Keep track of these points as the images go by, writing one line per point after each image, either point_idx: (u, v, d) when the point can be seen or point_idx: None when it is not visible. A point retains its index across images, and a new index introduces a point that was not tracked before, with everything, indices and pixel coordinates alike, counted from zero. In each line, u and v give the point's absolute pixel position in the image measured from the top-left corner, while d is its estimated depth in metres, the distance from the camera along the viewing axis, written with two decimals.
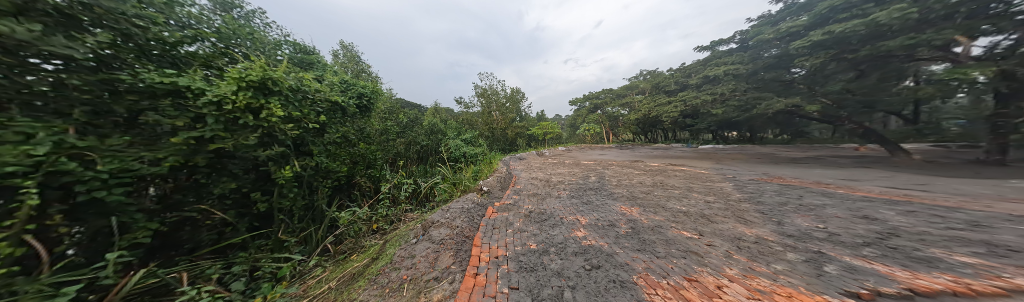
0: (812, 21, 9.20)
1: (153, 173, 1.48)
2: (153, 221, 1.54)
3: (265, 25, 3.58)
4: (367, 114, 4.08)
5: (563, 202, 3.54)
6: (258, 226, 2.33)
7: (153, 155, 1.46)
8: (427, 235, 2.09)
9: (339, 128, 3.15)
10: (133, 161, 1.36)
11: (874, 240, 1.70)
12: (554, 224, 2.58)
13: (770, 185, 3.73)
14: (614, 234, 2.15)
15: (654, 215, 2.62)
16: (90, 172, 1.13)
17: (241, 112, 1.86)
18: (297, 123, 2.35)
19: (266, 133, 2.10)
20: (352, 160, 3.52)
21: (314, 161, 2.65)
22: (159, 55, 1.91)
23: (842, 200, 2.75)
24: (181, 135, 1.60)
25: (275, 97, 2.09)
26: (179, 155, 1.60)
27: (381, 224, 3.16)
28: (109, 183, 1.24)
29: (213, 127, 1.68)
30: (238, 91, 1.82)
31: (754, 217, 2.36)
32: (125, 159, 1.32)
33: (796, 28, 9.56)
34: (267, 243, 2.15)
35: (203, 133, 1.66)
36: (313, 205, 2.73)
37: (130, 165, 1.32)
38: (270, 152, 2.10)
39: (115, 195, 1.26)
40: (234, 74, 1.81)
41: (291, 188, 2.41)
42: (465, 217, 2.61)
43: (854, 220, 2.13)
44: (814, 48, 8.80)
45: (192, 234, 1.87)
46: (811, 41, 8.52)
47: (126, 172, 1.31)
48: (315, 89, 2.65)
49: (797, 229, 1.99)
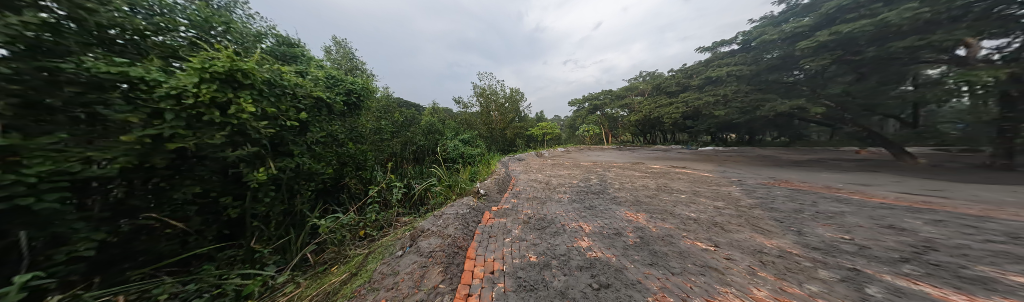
0: (818, 22, 9.13)
1: (97, 177, 1.25)
2: (99, 232, 1.30)
3: (247, 16, 3.33)
4: (357, 112, 3.86)
5: (564, 207, 3.34)
6: (228, 234, 2.12)
7: (100, 155, 1.24)
8: (415, 246, 1.87)
9: (325, 127, 2.92)
10: (74, 162, 1.14)
11: (913, 255, 1.51)
12: (554, 232, 2.38)
13: (780, 190, 3.56)
14: (621, 245, 1.96)
15: (663, 223, 2.44)
16: (11, 175, 0.89)
17: (205, 107, 1.65)
18: (273, 121, 2.11)
19: (236, 131, 1.88)
20: (339, 161, 3.31)
21: (296, 163, 2.44)
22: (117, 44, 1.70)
23: (860, 207, 2.59)
24: (135, 133, 1.38)
25: (247, 91, 1.87)
26: (132, 156, 1.38)
27: (368, 230, 2.95)
28: (39, 188, 1.00)
29: (172, 124, 1.46)
30: (200, 83, 1.60)
31: (771, 226, 2.18)
32: (59, 159, 1.08)
33: (801, 29, 9.45)
34: (237, 253, 1.95)
35: (159, 130, 1.45)
36: (294, 210, 2.53)
37: (68, 166, 1.09)
38: (241, 152, 1.89)
39: (46, 203, 1.02)
40: (197, 64, 1.59)
41: (268, 192, 2.21)
42: (459, 225, 2.40)
43: (881, 230, 1.95)
44: (819, 50, 8.69)
45: (149, 245, 1.62)
46: (817, 41, 8.43)
47: (62, 175, 1.08)
48: (295, 83, 2.40)
49: (822, 241, 1.80)
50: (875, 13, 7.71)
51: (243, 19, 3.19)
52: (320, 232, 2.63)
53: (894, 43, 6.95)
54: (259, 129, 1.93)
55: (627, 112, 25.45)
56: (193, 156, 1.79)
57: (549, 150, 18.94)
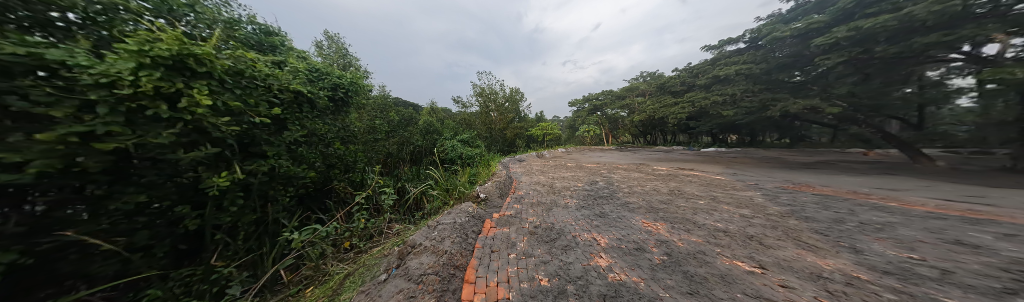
0: (834, 17, 8.83)
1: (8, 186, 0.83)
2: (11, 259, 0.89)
3: (223, 2, 2.99)
4: (345, 109, 3.52)
5: (573, 214, 3.04)
6: (187, 250, 1.70)
7: (15, 155, 0.83)
8: (403, 267, 1.55)
9: (306, 125, 2.57)
10: None
11: (1019, 285, 1.22)
12: (565, 245, 2.09)
13: (807, 196, 3.26)
14: (647, 264, 1.66)
15: (687, 235, 2.15)
16: None
17: (150, 99, 1.30)
18: (238, 117, 1.75)
19: (194, 129, 1.53)
20: (323, 163, 2.99)
21: (269, 165, 2.10)
22: (59, 27, 1.36)
23: (907, 217, 2.33)
24: (60, 128, 0.94)
25: (206, 82, 1.51)
26: (58, 160, 0.93)
27: (353, 241, 2.62)
28: None
29: (105, 119, 1.10)
30: (138, 69, 1.24)
31: (817, 241, 1.90)
32: None
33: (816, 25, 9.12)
34: (195, 272, 1.60)
35: (90, 126, 1.06)
36: (268, 219, 2.20)
37: None
38: (198, 154, 1.52)
39: None
40: (136, 45, 1.23)
41: (236, 199, 1.87)
42: (457, 237, 2.09)
43: (952, 248, 1.68)
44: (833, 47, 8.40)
45: (78, 266, 1.15)
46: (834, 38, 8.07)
47: None
48: (268, 74, 2.02)
49: (889, 263, 1.52)
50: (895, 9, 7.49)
51: (218, 4, 2.86)
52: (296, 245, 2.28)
53: (918, 39, 6.68)
54: (223, 126, 1.56)
55: (628, 113, 25.27)
56: (149, 158, 1.38)
57: (549, 151, 18.75)
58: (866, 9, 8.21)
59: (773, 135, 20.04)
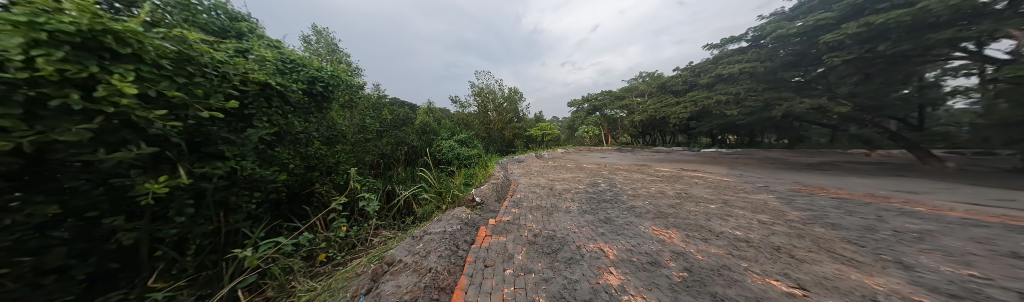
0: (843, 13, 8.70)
1: None
2: None
3: None
4: (327, 105, 3.22)
5: (575, 221, 2.80)
6: (118, 269, 1.40)
7: None
8: (375, 292, 1.28)
9: (277, 123, 2.27)
10: None
11: None
12: (569, 258, 1.84)
13: (825, 200, 3.04)
14: (667, 284, 1.40)
15: (705, 245, 1.91)
16: None
17: (54, 86, 1.00)
18: (181, 111, 1.44)
19: (120, 124, 1.24)
20: (300, 164, 2.71)
21: (229, 168, 1.82)
22: None
23: (944, 224, 2.11)
24: None
25: (135, 66, 1.24)
26: None
27: (330, 253, 2.32)
28: None
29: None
30: (33, 48, 0.96)
31: (854, 253, 1.65)
32: None
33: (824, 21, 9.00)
34: (124, 297, 1.31)
35: None
36: (226, 230, 1.91)
37: None
38: (129, 154, 1.20)
39: None
40: (25, 17, 0.96)
41: (186, 208, 1.58)
42: (445, 250, 1.83)
43: (1013, 262, 1.45)
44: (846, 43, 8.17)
45: None
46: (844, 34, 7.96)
47: None
48: (222, 60, 1.72)
49: (951, 283, 1.27)
50: (910, 2, 7.28)
51: None
52: (258, 260, 1.96)
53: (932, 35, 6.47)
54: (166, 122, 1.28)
55: (627, 113, 25.15)
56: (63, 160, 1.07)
57: (549, 151, 18.55)
58: (876, 4, 8.08)
59: (771, 136, 20.02)
